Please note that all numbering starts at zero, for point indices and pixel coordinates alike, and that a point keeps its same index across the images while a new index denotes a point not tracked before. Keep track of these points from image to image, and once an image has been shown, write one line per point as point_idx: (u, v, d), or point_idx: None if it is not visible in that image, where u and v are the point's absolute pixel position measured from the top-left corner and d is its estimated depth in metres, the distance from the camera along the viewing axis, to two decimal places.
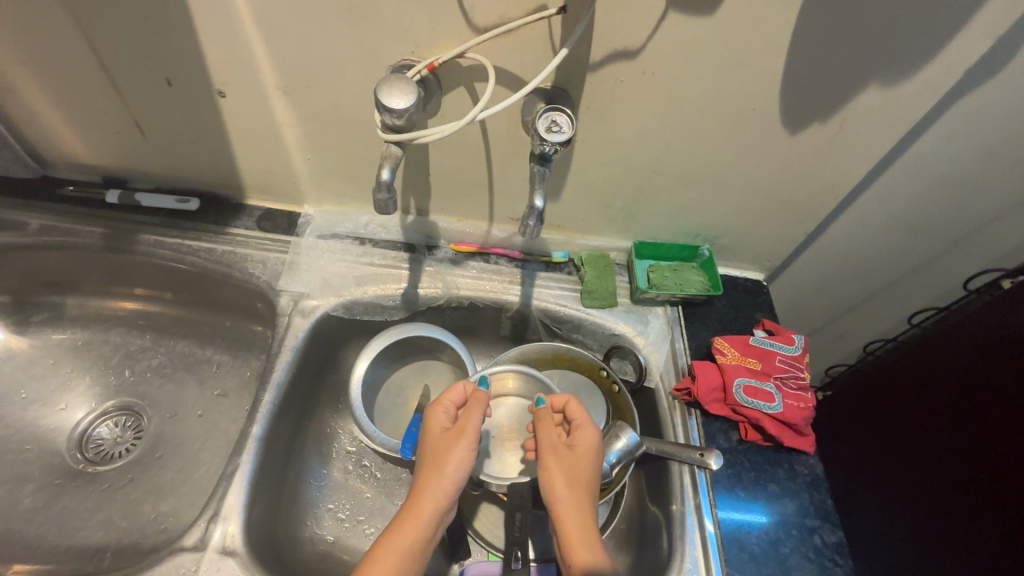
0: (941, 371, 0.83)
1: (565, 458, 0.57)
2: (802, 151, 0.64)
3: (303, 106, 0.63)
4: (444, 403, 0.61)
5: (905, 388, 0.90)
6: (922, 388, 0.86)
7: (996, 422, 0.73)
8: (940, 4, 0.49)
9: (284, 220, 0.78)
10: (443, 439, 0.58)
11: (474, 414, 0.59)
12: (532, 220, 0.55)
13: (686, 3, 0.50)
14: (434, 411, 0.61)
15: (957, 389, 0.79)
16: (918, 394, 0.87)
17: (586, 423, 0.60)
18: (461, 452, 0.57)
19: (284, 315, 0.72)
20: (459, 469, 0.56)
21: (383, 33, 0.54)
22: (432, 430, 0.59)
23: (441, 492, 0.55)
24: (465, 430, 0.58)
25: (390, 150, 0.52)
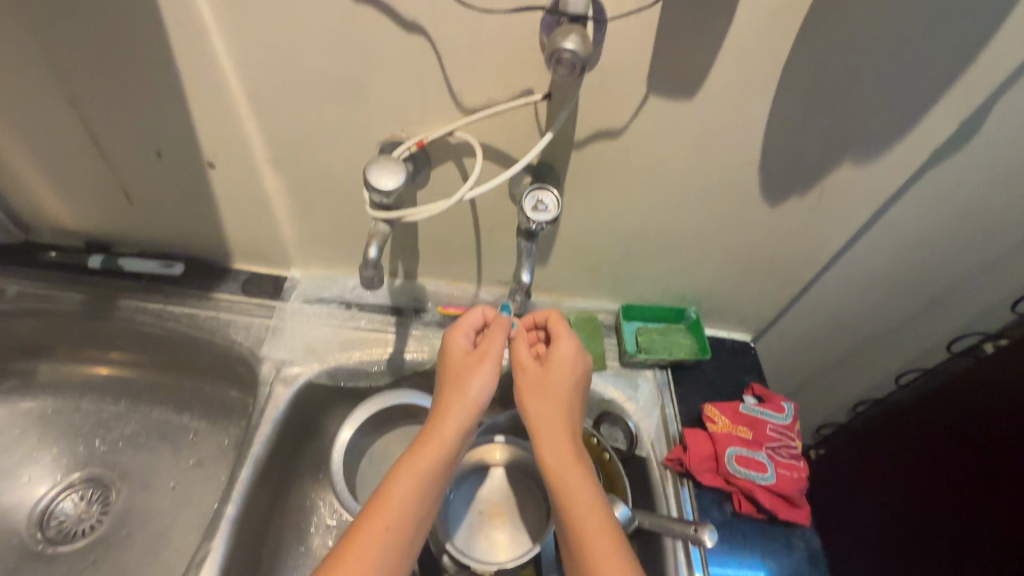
0: (929, 437, 0.82)
1: (545, 376, 0.56)
2: (783, 221, 0.66)
3: (293, 176, 0.63)
4: (465, 321, 0.59)
5: (895, 450, 0.89)
6: (913, 454, 0.85)
7: (989, 486, 0.72)
8: (905, 91, 0.52)
9: (269, 284, 0.77)
10: (458, 366, 0.56)
11: (490, 359, 0.56)
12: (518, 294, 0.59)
13: (666, 88, 0.52)
14: (453, 334, 0.58)
15: (948, 456, 0.79)
16: (908, 459, 0.86)
17: (560, 337, 0.58)
18: (471, 391, 0.54)
19: (265, 383, 0.70)
20: (483, 391, 0.55)
21: (373, 111, 0.55)
22: (453, 351, 0.57)
23: (446, 449, 0.52)
24: (483, 355, 0.56)
25: (379, 227, 0.53)
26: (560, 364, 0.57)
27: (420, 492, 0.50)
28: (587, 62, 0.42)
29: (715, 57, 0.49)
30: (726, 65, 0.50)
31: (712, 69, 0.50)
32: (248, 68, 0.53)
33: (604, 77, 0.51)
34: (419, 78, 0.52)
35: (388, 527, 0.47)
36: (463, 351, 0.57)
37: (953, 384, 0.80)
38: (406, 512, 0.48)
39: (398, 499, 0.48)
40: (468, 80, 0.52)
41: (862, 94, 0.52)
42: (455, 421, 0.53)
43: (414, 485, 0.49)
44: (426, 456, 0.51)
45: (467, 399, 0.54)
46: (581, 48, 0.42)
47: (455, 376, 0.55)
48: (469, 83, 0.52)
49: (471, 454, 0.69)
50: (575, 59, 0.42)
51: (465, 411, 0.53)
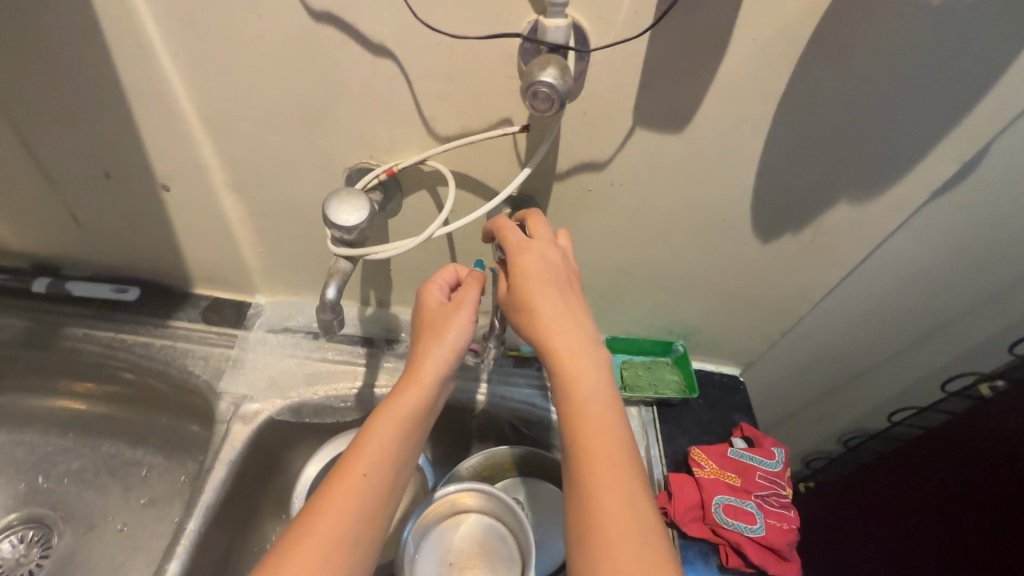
0: (918, 485, 0.79)
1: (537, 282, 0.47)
2: (775, 258, 0.63)
3: (255, 201, 0.59)
4: (439, 276, 0.53)
5: (886, 491, 0.85)
6: (901, 501, 0.82)
7: (989, 539, 0.68)
8: (906, 131, 0.49)
9: (232, 311, 0.73)
10: (432, 314, 0.50)
11: (468, 304, 0.50)
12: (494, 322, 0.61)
13: (653, 122, 0.48)
14: (426, 286, 0.52)
15: (937, 508, 0.76)
16: (895, 504, 0.83)
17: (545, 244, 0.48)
18: (445, 350, 0.49)
19: (222, 421, 0.65)
20: (462, 334, 0.49)
21: (339, 137, 0.51)
22: (427, 303, 0.51)
23: (417, 399, 0.47)
24: (458, 305, 0.50)
25: (340, 264, 0.49)
26: (526, 265, 0.47)
27: (395, 447, 0.46)
28: (566, 96, 0.39)
29: (705, 91, 0.46)
30: (717, 101, 0.47)
31: (703, 104, 0.47)
32: (200, 89, 0.48)
33: (587, 109, 0.47)
34: (387, 103, 0.48)
35: (364, 474, 0.44)
36: (436, 300, 0.51)
37: (947, 433, 0.76)
38: (380, 463, 0.45)
39: (372, 453, 0.45)
40: (441, 107, 0.48)
41: (860, 132, 0.49)
42: (429, 369, 0.48)
43: (387, 442, 0.46)
44: (399, 411, 0.47)
45: (445, 350, 0.49)
46: (560, 81, 0.38)
47: (430, 321, 0.50)
48: (441, 111, 0.48)
49: (442, 500, 0.63)
50: (554, 94, 0.38)
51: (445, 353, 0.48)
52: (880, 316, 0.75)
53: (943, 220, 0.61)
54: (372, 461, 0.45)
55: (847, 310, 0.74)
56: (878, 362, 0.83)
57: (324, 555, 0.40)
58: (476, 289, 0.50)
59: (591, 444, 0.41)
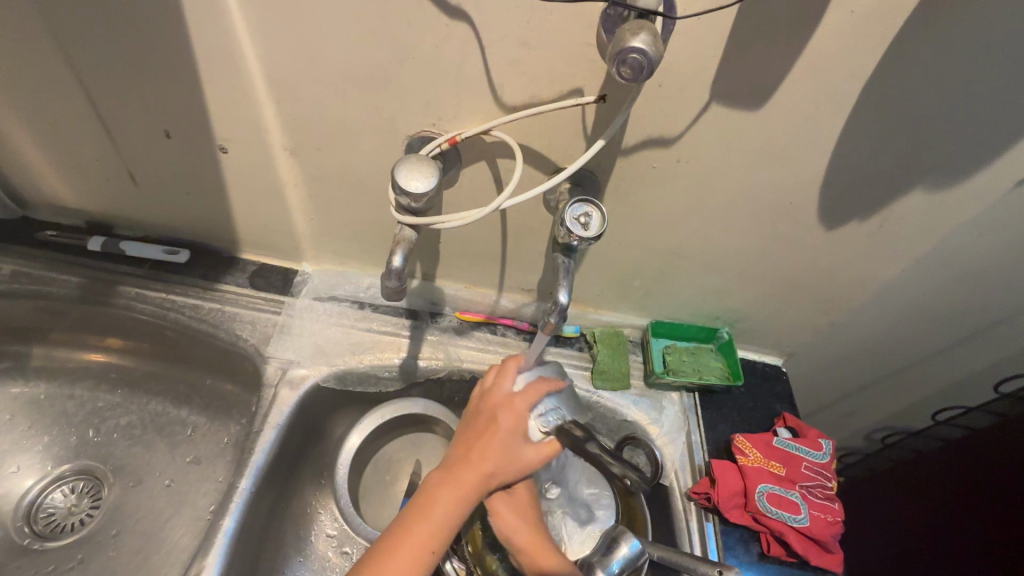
0: (954, 485, 0.78)
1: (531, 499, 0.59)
2: (837, 246, 0.61)
3: (311, 167, 0.59)
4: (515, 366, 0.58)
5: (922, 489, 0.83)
6: (935, 496, 0.81)
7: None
8: (996, 115, 0.46)
9: (279, 277, 0.73)
10: (497, 408, 0.55)
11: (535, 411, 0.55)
12: (553, 316, 0.52)
13: (730, 99, 0.47)
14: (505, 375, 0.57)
15: (970, 504, 0.75)
16: (929, 498, 0.81)
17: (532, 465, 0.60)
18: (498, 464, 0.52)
19: (270, 385, 0.66)
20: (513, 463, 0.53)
21: (403, 104, 0.51)
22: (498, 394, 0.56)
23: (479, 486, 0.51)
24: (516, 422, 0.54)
25: (404, 232, 0.48)
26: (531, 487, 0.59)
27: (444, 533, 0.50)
28: (656, 63, 0.37)
29: (790, 67, 0.44)
30: (801, 79, 0.45)
31: (785, 80, 0.45)
32: (268, 48, 0.48)
33: (663, 81, 0.45)
34: (457, 70, 0.47)
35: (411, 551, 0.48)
36: (498, 400, 0.55)
37: (998, 432, 0.74)
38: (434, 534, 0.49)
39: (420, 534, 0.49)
40: (512, 76, 0.47)
41: (949, 115, 0.47)
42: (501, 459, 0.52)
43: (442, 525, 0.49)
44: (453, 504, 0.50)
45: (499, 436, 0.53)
46: (652, 49, 0.36)
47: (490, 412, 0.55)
48: (512, 79, 0.47)
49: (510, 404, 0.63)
50: (645, 61, 0.36)
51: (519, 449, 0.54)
52: (934, 311, 0.73)
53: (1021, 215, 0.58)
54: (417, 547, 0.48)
55: (901, 304, 0.72)
56: (924, 358, 0.81)
57: None
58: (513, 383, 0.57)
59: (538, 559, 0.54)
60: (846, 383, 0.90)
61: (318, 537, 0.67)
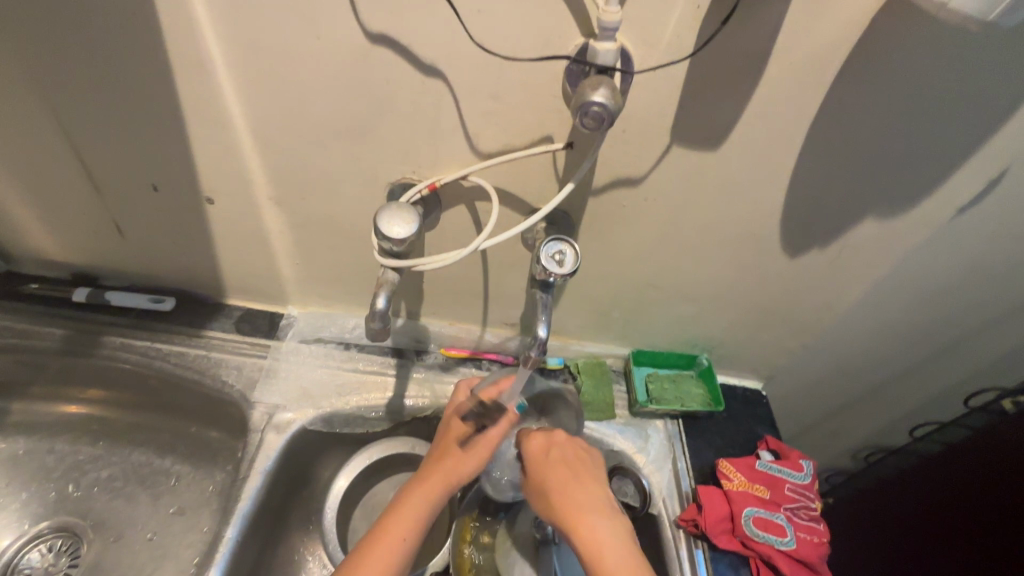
0: (939, 497, 0.79)
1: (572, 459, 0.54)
2: (801, 272, 0.64)
3: (296, 214, 0.61)
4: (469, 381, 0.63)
5: (909, 501, 0.84)
6: (943, 513, 0.78)
7: (1019, 557, 0.67)
8: (933, 150, 0.50)
9: (264, 321, 0.73)
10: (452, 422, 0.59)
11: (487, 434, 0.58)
12: (534, 349, 0.53)
13: (689, 141, 0.50)
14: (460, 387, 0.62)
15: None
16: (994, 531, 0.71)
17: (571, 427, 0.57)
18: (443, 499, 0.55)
19: (256, 430, 0.66)
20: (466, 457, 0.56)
21: (385, 154, 0.53)
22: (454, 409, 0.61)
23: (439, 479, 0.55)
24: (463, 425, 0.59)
25: (386, 275, 0.50)
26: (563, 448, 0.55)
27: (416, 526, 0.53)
28: (616, 114, 0.40)
29: (742, 112, 0.48)
30: (751, 123, 0.48)
31: (738, 123, 0.49)
32: (253, 105, 0.50)
33: (626, 126, 0.49)
34: (433, 121, 0.50)
35: (398, 539, 0.51)
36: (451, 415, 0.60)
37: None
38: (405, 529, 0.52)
39: (400, 527, 0.52)
40: (486, 125, 0.50)
41: (891, 150, 0.51)
42: (454, 454, 0.57)
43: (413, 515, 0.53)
44: (420, 497, 0.54)
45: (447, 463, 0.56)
46: (611, 101, 0.39)
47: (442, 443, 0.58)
48: (486, 129, 0.50)
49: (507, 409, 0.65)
50: (605, 113, 0.39)
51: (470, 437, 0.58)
52: (901, 330, 0.76)
53: (971, 235, 0.62)
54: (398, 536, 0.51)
55: (869, 324, 0.75)
56: (898, 375, 0.84)
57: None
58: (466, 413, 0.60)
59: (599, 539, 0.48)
60: (826, 403, 0.92)
61: None
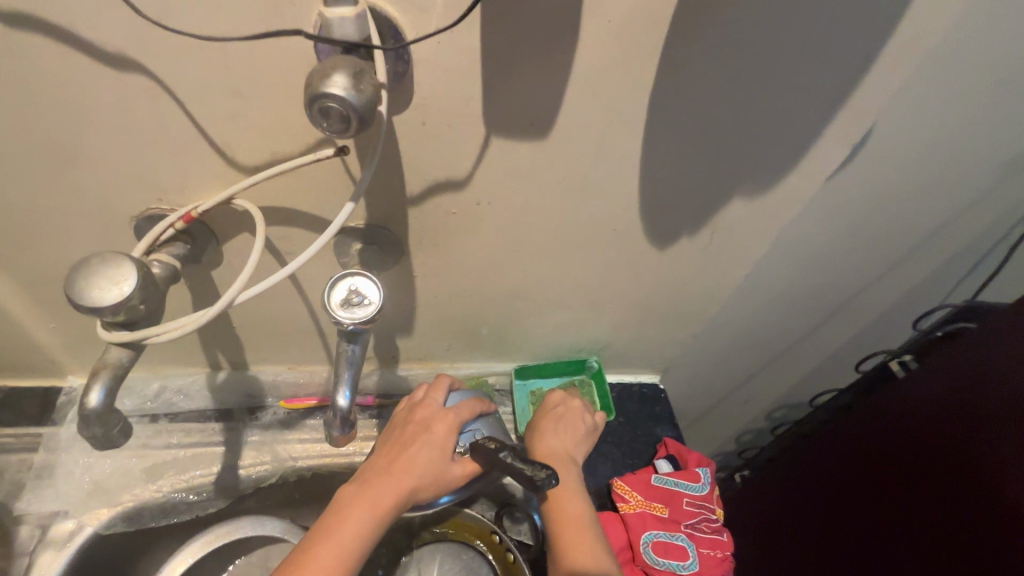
0: (857, 445, 0.76)
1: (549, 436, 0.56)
2: (676, 264, 0.57)
3: (22, 268, 0.45)
4: (443, 381, 0.52)
5: (835, 465, 0.79)
6: (867, 451, 0.74)
7: (953, 430, 0.62)
8: (792, 118, 0.43)
9: (35, 402, 0.56)
10: (425, 417, 0.48)
11: (469, 417, 0.49)
12: (336, 427, 0.41)
13: (509, 130, 0.40)
14: (432, 387, 0.51)
15: (935, 470, 0.63)
16: (876, 498, 0.71)
17: (571, 401, 0.61)
18: (443, 478, 0.44)
19: (24, 553, 0.50)
20: (433, 454, 0.45)
21: (112, 180, 0.39)
22: (426, 403, 0.49)
23: (406, 478, 0.43)
24: (433, 420, 0.47)
25: (111, 355, 0.35)
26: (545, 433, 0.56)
27: (366, 536, 0.39)
28: (369, 109, 0.29)
29: (564, 89, 0.38)
30: (579, 102, 0.39)
31: (562, 104, 0.39)
32: None
33: (426, 118, 0.38)
34: (159, 131, 0.36)
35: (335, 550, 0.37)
36: (424, 409, 0.49)
37: (954, 430, 0.62)
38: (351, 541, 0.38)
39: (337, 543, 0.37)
40: (236, 131, 0.37)
41: (749, 122, 0.43)
42: (421, 446, 0.45)
43: (369, 518, 0.39)
44: (376, 494, 0.41)
45: (433, 440, 0.46)
46: (356, 89, 0.28)
47: (420, 418, 0.48)
48: (237, 135, 0.37)
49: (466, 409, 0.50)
50: (348, 109, 0.28)
51: (445, 426, 0.47)
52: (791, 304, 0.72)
53: (845, 202, 0.57)
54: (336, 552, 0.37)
55: (757, 304, 0.70)
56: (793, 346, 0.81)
57: None
58: (445, 397, 0.51)
59: (571, 531, 0.47)
60: (729, 383, 0.88)
61: None
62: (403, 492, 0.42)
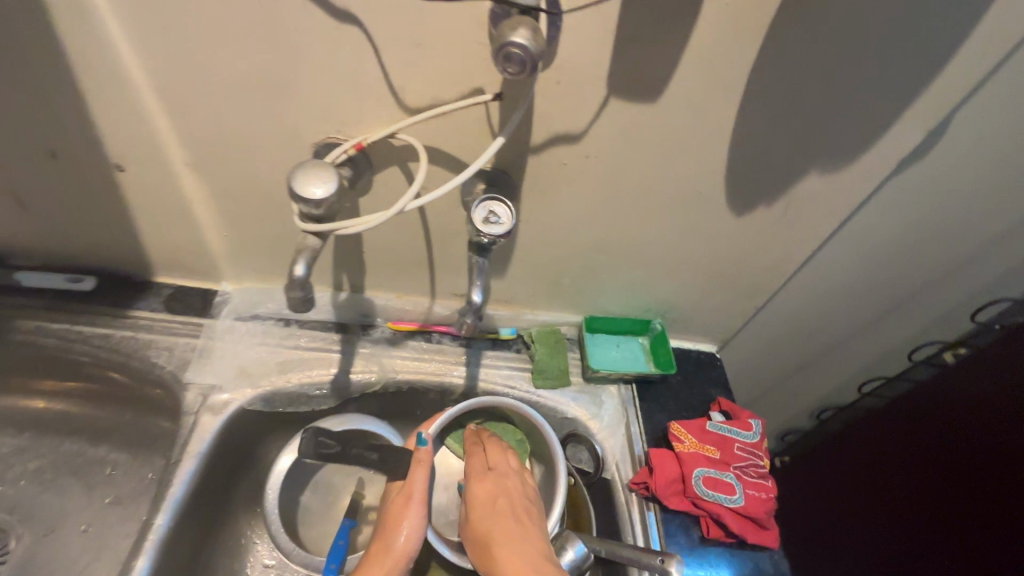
0: (870, 418, 0.86)
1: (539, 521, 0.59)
2: (749, 232, 0.63)
3: (217, 182, 0.57)
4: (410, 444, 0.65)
5: (856, 440, 0.88)
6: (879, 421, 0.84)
7: (956, 382, 0.74)
8: (874, 100, 0.49)
9: (197, 299, 0.69)
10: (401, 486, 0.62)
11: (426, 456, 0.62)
12: (469, 316, 0.52)
13: (626, 93, 0.48)
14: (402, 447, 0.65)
15: (945, 416, 0.73)
16: (876, 493, 0.82)
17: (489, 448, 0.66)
18: (415, 519, 0.59)
19: (190, 413, 0.62)
20: (417, 486, 0.61)
21: (307, 111, 0.50)
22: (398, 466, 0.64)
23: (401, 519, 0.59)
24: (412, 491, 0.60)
25: (308, 241, 0.46)
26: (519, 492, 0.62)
27: None
28: (539, 58, 0.37)
29: (679, 59, 0.45)
30: (690, 72, 0.46)
31: (675, 73, 0.46)
32: (152, 57, 0.46)
33: (561, 77, 0.46)
34: (354, 73, 0.46)
35: None
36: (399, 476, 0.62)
37: (950, 464, 0.71)
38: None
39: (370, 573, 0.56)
40: (412, 77, 0.46)
41: (833, 102, 0.49)
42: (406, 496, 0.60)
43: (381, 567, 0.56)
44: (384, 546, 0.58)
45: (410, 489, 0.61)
46: (533, 42, 0.37)
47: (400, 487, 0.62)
48: (411, 80, 0.47)
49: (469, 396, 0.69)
50: (526, 55, 0.37)
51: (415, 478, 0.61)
52: (852, 288, 0.76)
53: (915, 188, 0.62)
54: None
55: (819, 285, 0.75)
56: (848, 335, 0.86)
57: None
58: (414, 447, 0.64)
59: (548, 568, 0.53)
60: (780, 366, 0.93)
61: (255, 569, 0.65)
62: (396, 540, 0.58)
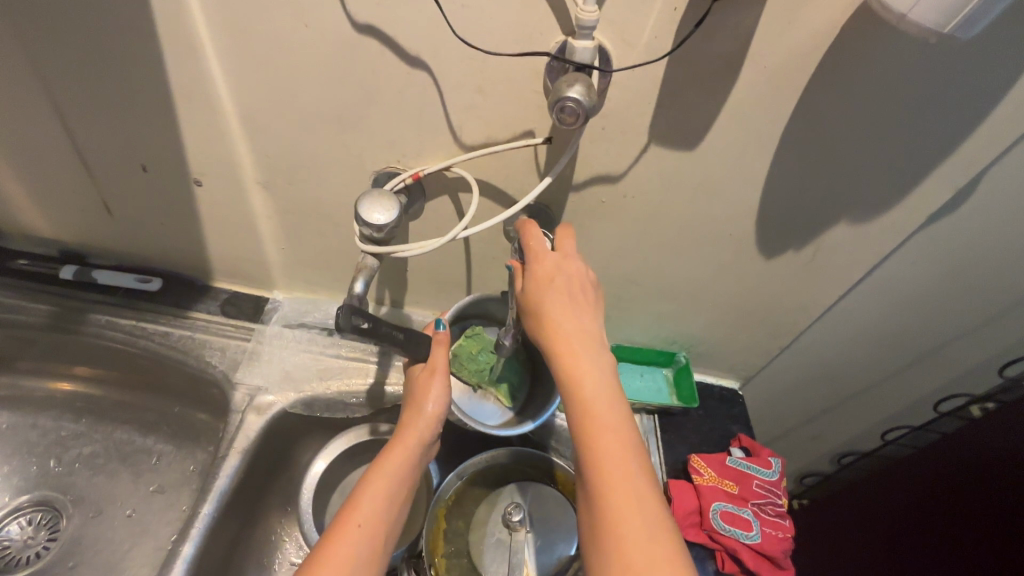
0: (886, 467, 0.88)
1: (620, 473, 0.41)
2: (776, 274, 0.66)
3: (283, 200, 0.62)
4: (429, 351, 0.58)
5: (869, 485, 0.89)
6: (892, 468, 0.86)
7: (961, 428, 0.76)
8: (902, 159, 0.52)
9: (250, 305, 0.75)
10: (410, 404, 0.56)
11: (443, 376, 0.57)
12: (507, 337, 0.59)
13: (666, 141, 0.51)
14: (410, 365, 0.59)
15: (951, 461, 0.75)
16: (890, 539, 0.82)
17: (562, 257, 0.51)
18: (440, 389, 0.56)
19: (237, 411, 0.67)
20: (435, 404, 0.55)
21: (371, 143, 0.55)
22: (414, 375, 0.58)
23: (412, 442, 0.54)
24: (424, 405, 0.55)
25: (367, 261, 0.51)
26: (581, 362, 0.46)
27: (381, 518, 0.49)
28: (591, 111, 0.42)
29: (717, 114, 0.49)
30: (726, 125, 0.50)
31: (712, 126, 0.50)
32: (241, 90, 0.51)
33: (606, 125, 0.50)
34: (418, 112, 0.51)
35: (358, 523, 0.48)
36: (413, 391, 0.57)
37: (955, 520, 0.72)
38: (372, 519, 0.49)
39: (367, 503, 0.49)
40: (470, 118, 0.51)
41: (863, 158, 0.52)
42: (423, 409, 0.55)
43: (381, 489, 0.51)
44: (390, 464, 0.53)
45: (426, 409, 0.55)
46: (586, 97, 0.41)
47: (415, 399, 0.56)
48: (469, 120, 0.51)
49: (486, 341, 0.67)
50: (579, 108, 0.41)
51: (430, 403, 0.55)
52: (876, 335, 0.77)
53: (942, 241, 0.63)
54: (365, 513, 0.49)
55: (844, 329, 0.76)
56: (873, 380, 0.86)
57: (357, 544, 0.47)
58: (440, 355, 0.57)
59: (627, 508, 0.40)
60: (802, 407, 0.94)
61: (283, 565, 0.68)
62: (406, 461, 0.53)
